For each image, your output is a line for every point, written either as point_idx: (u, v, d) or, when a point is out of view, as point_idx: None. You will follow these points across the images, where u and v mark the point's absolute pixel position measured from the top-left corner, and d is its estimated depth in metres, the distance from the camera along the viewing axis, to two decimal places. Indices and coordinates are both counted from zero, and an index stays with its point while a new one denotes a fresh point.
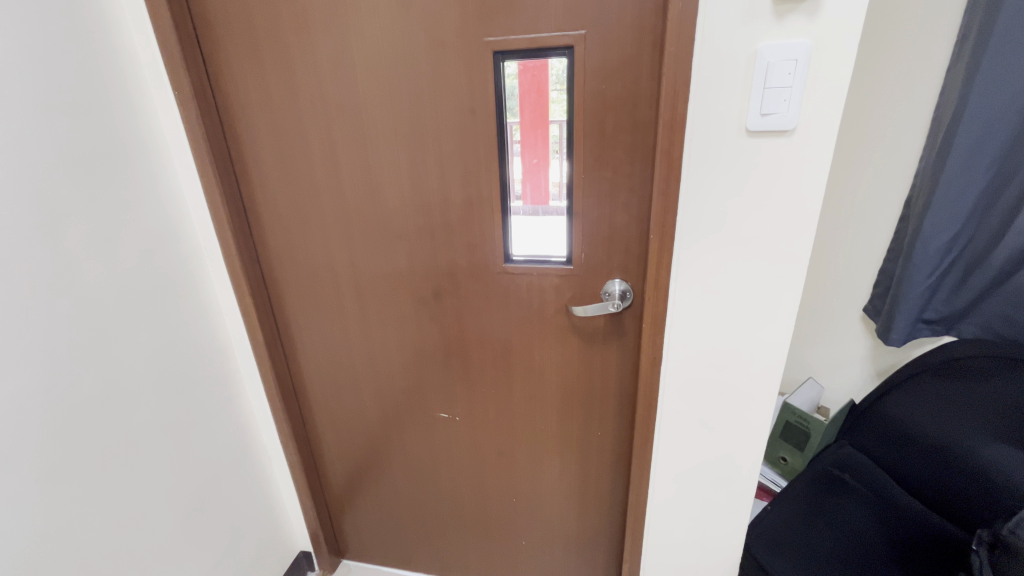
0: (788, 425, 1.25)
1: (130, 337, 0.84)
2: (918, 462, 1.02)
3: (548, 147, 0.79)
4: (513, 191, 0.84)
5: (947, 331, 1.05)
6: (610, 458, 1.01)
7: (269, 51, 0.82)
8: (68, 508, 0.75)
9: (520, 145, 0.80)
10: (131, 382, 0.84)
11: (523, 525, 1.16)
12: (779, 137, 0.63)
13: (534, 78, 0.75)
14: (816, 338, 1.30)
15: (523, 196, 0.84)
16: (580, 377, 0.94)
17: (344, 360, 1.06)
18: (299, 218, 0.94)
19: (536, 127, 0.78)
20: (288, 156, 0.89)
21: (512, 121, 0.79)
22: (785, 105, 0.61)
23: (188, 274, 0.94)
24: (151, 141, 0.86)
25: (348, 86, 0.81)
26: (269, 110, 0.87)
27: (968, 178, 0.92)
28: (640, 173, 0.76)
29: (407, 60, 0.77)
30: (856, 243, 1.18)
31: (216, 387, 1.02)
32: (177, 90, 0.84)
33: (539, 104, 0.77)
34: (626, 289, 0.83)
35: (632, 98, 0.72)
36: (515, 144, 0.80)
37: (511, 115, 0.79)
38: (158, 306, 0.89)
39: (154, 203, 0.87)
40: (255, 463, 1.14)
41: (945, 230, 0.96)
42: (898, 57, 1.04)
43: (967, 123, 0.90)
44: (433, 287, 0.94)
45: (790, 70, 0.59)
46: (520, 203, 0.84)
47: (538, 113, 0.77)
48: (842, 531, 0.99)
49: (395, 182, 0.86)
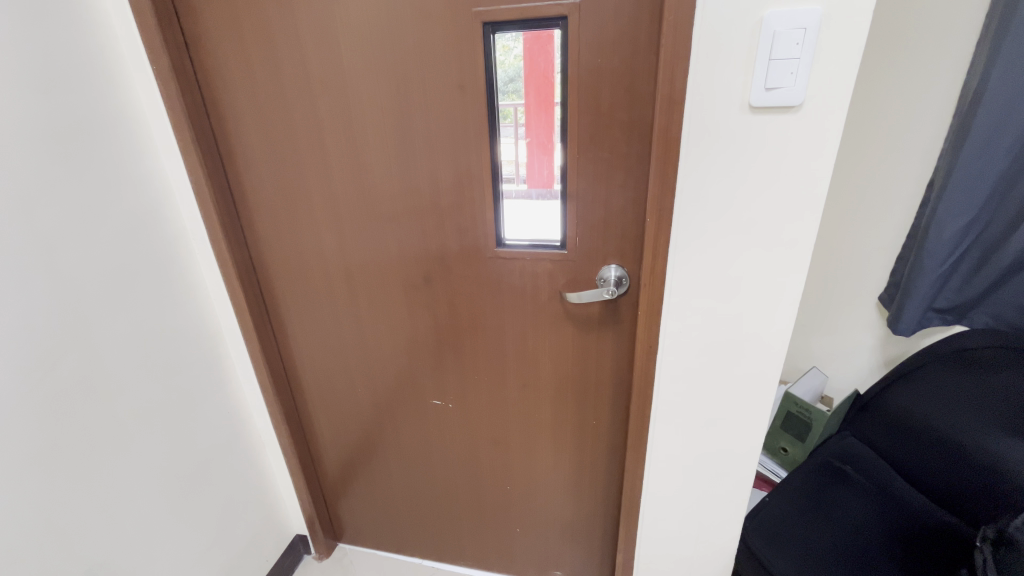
0: (790, 415, 1.22)
1: (112, 321, 0.82)
2: (924, 456, 0.99)
3: (551, 129, 0.75)
4: (512, 174, 0.80)
5: (958, 320, 1.01)
6: (606, 447, 0.99)
7: (250, 22, 0.78)
8: (51, 493, 0.74)
9: (524, 127, 0.76)
10: (114, 368, 0.83)
11: (518, 515, 1.15)
12: (784, 113, 0.59)
13: (536, 55, 0.72)
14: (820, 328, 1.26)
15: (524, 179, 0.80)
16: (574, 365, 0.92)
17: (336, 347, 1.04)
18: (287, 201, 0.91)
19: (542, 109, 0.75)
20: (274, 135, 0.86)
21: (517, 103, 0.75)
22: (792, 78, 0.56)
23: (175, 258, 0.92)
24: (132, 120, 0.83)
25: (332, 61, 0.78)
26: (251, 86, 0.83)
27: (985, 162, 0.87)
28: (637, 153, 0.73)
29: (394, 31, 0.73)
30: (866, 230, 1.14)
31: (204, 371, 1.01)
32: (156, 66, 0.81)
33: (544, 83, 0.73)
34: (622, 275, 0.80)
35: (630, 73, 0.68)
36: (519, 127, 0.77)
37: (515, 96, 0.75)
38: (141, 289, 0.87)
39: (137, 184, 0.85)
40: (247, 448, 1.14)
41: (961, 216, 0.92)
42: (915, 32, 0.98)
43: (988, 104, 0.84)
44: (423, 272, 0.91)
45: (797, 40, 0.55)
46: (519, 186, 0.81)
47: (542, 93, 0.74)
48: (840, 525, 0.96)
49: (383, 161, 0.83)
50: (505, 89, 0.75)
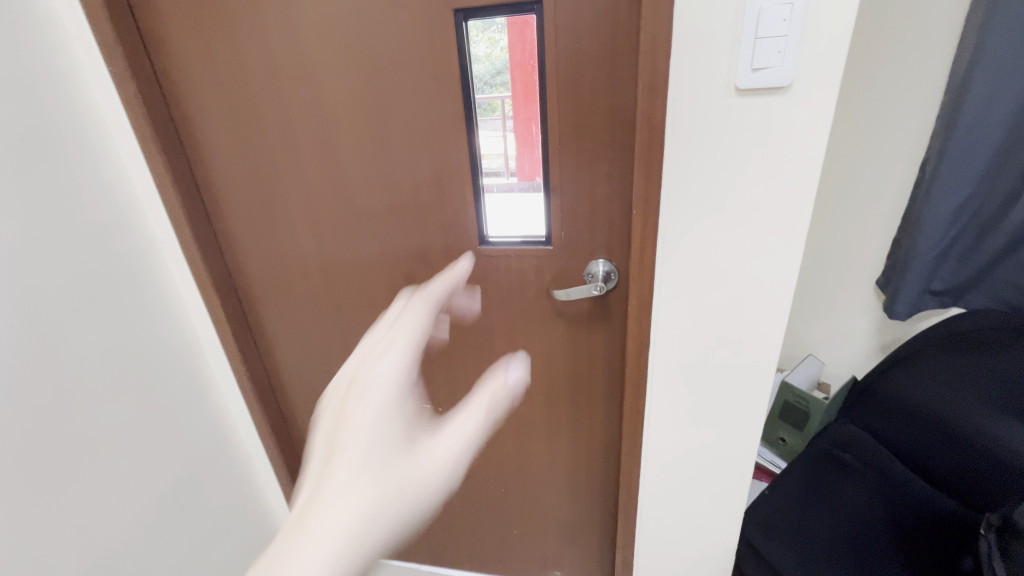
0: (786, 405, 1.20)
1: (83, 336, 0.78)
2: (922, 440, 0.98)
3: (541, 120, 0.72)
4: (505, 168, 0.76)
5: (954, 303, 0.99)
6: (601, 445, 0.97)
7: (212, 18, 0.74)
8: (25, 520, 0.71)
9: (512, 120, 0.73)
10: (86, 386, 0.79)
11: (515, 516, 1.13)
12: (773, 95, 0.56)
13: (523, 44, 0.68)
14: (815, 315, 1.24)
15: (515, 172, 0.76)
16: (565, 364, 0.89)
17: (320, 353, 1.01)
18: (262, 205, 0.88)
19: (530, 100, 0.71)
20: (244, 135, 0.82)
21: (503, 95, 0.72)
22: (780, 58, 0.53)
23: (145, 268, 0.89)
24: (89, 124, 0.79)
25: (300, 58, 0.74)
26: (217, 86, 0.79)
27: (979, 139, 0.85)
28: (621, 143, 0.70)
29: (362, 23, 0.70)
30: (859, 213, 1.11)
31: (183, 385, 0.97)
32: (112, 67, 0.76)
33: (530, 74, 0.70)
34: (610, 270, 0.77)
35: (611, 59, 0.65)
36: (507, 120, 0.73)
37: (501, 88, 0.72)
38: (112, 302, 0.83)
39: (100, 193, 0.81)
40: (233, 460, 1.10)
41: (954, 195, 0.89)
42: (903, 8, 0.95)
43: (980, 79, 0.82)
44: (406, 273, 0.88)
45: (784, 16, 0.52)
46: (514, 180, 0.77)
47: (529, 83, 0.70)
48: (846, 514, 0.94)
49: (360, 161, 0.80)
50: (491, 82, 0.71)
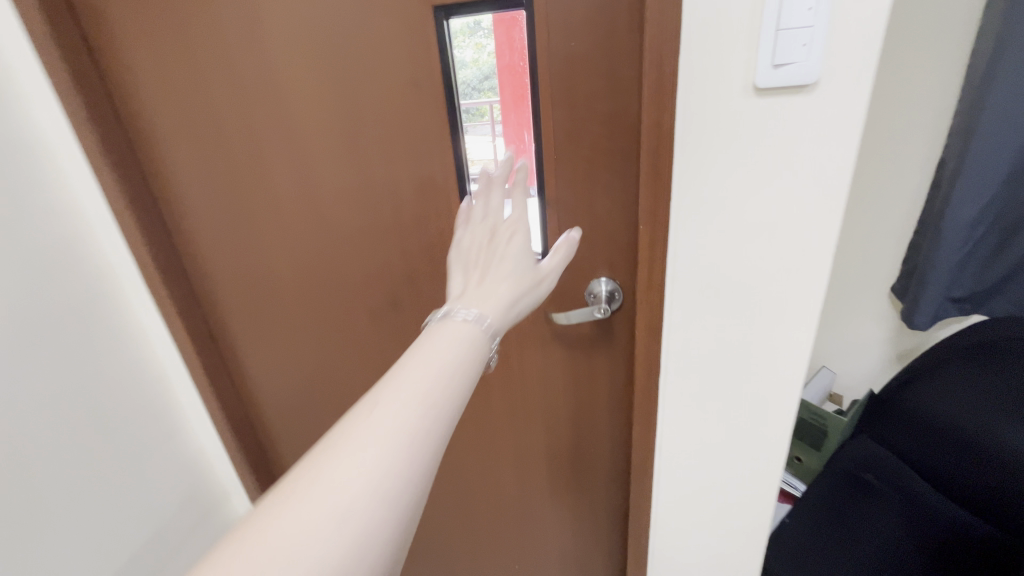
0: (801, 423, 1.14)
1: (19, 375, 0.71)
2: (953, 461, 0.90)
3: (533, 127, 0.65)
4: None
5: (976, 310, 0.93)
6: (606, 476, 0.89)
7: (164, 23, 0.67)
8: None
9: (502, 125, 0.66)
10: (24, 430, 0.72)
11: (516, 549, 1.05)
12: (796, 95, 0.49)
13: (511, 43, 0.61)
14: (827, 323, 1.18)
15: None
16: (566, 391, 0.82)
17: (300, 382, 0.94)
18: (229, 225, 0.81)
19: (521, 104, 0.64)
20: (206, 148, 0.75)
21: (491, 100, 0.65)
22: (805, 52, 0.46)
23: (98, 297, 0.82)
24: (29, 142, 0.72)
25: (264, 65, 0.67)
26: (174, 98, 0.72)
27: (1006, 137, 0.79)
28: (623, 151, 0.62)
29: (330, 25, 0.63)
30: (872, 216, 1.05)
31: (145, 421, 0.90)
32: (53, 80, 0.70)
33: (519, 76, 0.63)
34: (615, 289, 0.69)
35: (610, 58, 0.58)
36: (496, 125, 0.66)
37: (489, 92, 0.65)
38: (58, 335, 0.76)
39: (42, 217, 0.74)
40: (208, 498, 1.03)
41: (979, 198, 0.83)
42: None
43: (1006, 72, 0.75)
44: (389, 296, 0.81)
45: (810, 4, 0.45)
46: None
47: (520, 87, 0.63)
48: (876, 549, 0.88)
49: (334, 177, 0.73)
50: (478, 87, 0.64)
